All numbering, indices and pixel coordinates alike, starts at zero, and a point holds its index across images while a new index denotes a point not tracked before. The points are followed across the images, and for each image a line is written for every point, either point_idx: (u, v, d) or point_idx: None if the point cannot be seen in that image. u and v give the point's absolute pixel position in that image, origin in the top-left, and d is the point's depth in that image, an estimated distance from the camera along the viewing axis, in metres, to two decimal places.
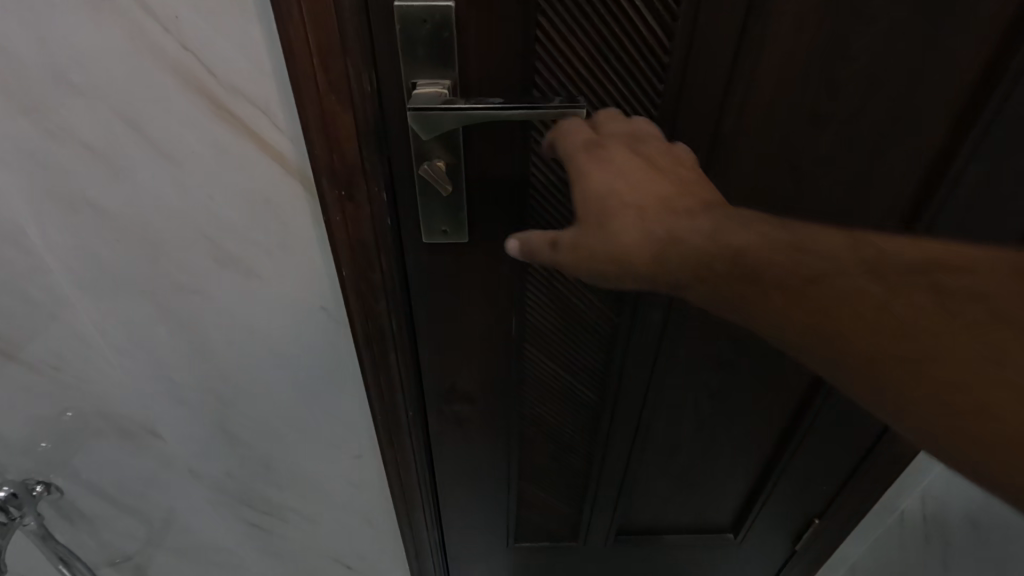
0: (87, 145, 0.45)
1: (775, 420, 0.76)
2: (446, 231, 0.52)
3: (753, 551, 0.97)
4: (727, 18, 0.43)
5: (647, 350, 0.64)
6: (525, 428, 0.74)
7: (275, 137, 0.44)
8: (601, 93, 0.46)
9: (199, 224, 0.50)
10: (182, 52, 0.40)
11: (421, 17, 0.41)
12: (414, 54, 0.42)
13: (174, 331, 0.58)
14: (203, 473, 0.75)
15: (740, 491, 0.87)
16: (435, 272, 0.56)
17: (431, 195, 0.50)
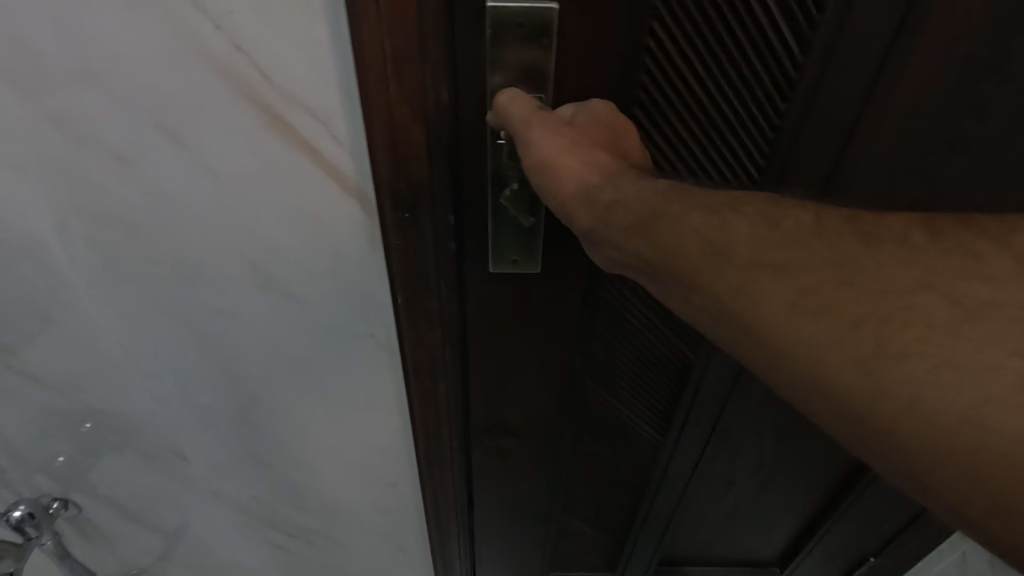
0: (120, 156, 0.39)
1: (843, 461, 0.70)
2: (516, 261, 0.48)
3: None
4: (871, 33, 0.41)
5: (715, 395, 0.61)
6: (576, 459, 0.71)
7: (334, 153, 0.39)
8: (717, 102, 0.44)
9: (240, 244, 0.44)
10: (236, 56, 0.35)
11: (517, 20, 0.37)
12: (505, 62, 0.38)
13: (207, 354, 0.53)
14: (228, 497, 0.71)
15: (791, 526, 0.84)
16: (496, 303, 0.51)
17: (504, 220, 0.45)
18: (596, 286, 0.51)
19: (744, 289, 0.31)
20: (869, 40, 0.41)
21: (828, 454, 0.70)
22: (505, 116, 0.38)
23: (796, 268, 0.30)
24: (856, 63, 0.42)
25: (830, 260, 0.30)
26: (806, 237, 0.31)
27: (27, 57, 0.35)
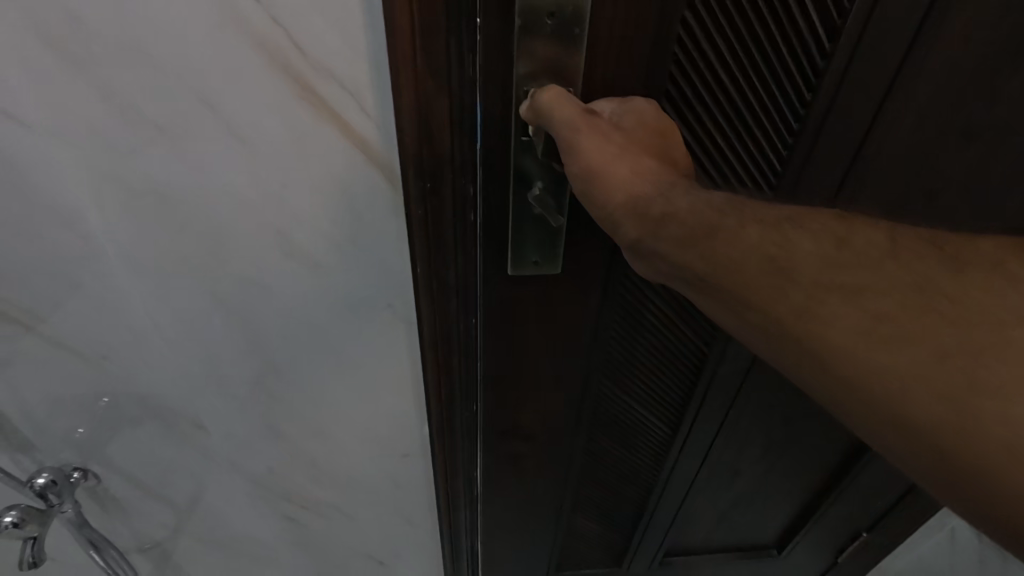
0: (156, 124, 0.41)
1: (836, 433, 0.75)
2: (537, 263, 0.51)
3: (795, 563, 0.99)
4: (896, 24, 0.45)
5: (725, 388, 0.69)
6: (588, 457, 0.77)
7: (362, 125, 0.41)
8: (744, 90, 0.46)
9: (268, 214, 0.46)
10: (273, 29, 0.37)
11: (549, 9, 0.39)
12: (536, 50, 0.40)
13: (232, 324, 0.55)
14: (245, 468, 0.73)
15: (788, 512, 0.89)
16: (517, 308, 0.56)
17: (526, 222, 0.48)
18: (616, 298, 0.57)
19: (815, 305, 0.30)
20: (892, 30, 0.45)
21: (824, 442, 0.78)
22: (556, 120, 0.39)
23: (867, 289, 0.30)
24: (871, 82, 0.47)
25: (901, 281, 0.30)
26: (875, 260, 0.31)
27: (75, 28, 0.37)
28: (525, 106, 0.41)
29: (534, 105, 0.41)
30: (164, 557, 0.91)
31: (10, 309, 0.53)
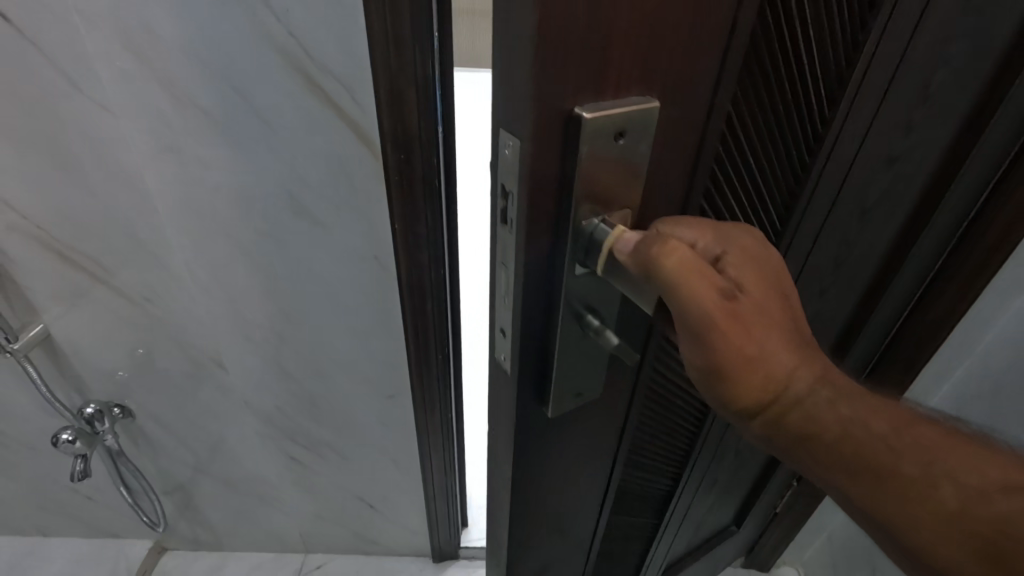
0: (202, 109, 0.56)
1: None
2: (578, 392, 0.41)
3: (747, 529, 1.11)
4: (882, 73, 0.46)
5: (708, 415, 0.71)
6: (610, 533, 0.70)
7: (353, 110, 0.56)
8: (760, 152, 0.44)
9: (282, 179, 0.61)
10: (289, 40, 0.52)
11: (612, 128, 0.29)
12: (596, 164, 0.30)
13: (250, 273, 0.70)
14: (257, 408, 0.87)
15: (742, 488, 0.99)
16: (556, 429, 0.44)
17: (575, 348, 0.38)
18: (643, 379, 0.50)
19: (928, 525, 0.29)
20: (881, 79, 0.47)
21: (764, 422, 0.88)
22: (686, 302, 0.30)
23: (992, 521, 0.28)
24: (857, 127, 0.49)
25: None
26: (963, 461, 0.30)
27: (149, 38, 0.52)
28: (621, 252, 0.32)
29: (641, 258, 0.31)
30: (184, 497, 1.05)
31: (82, 259, 0.69)
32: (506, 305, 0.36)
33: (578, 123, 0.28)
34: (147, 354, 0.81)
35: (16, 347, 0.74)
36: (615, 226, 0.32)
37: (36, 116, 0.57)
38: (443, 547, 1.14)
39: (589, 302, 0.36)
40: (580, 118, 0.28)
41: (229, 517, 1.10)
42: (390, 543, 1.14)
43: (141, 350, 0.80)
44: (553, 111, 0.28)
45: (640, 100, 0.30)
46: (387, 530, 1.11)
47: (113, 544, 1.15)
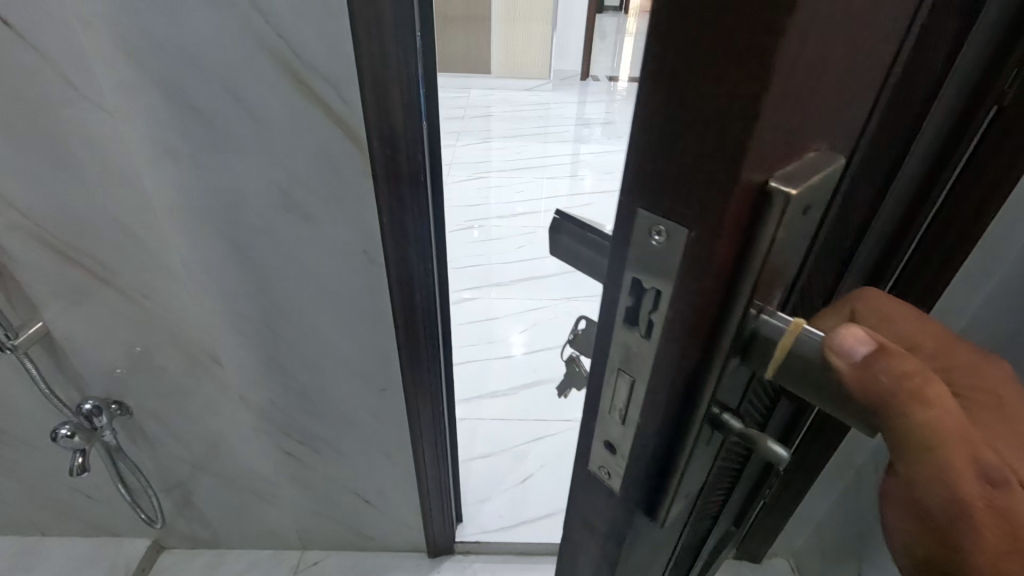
0: (195, 108, 0.58)
1: None
2: (689, 493, 0.34)
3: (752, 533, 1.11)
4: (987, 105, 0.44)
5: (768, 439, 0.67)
6: None
7: (340, 106, 0.58)
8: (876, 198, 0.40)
9: (274, 176, 0.64)
10: (279, 41, 0.55)
11: (804, 207, 0.23)
12: (780, 247, 0.24)
13: (244, 269, 0.72)
14: (252, 402, 0.89)
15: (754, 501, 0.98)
16: (661, 535, 0.38)
17: (702, 452, 0.32)
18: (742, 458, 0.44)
19: None
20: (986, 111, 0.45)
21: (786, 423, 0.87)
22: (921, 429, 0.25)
23: None
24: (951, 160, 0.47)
25: None
26: None
27: (144, 41, 0.54)
28: (844, 362, 0.25)
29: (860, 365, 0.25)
30: (182, 495, 1.07)
31: (80, 258, 0.72)
32: (621, 421, 0.32)
33: (778, 201, 0.22)
34: (144, 351, 0.83)
35: (17, 342, 0.76)
36: (791, 320, 0.26)
37: (36, 117, 0.60)
38: (438, 542, 1.15)
39: (725, 401, 0.30)
40: (780, 192, 0.22)
41: (226, 514, 1.11)
42: (385, 538, 1.16)
43: (138, 348, 0.82)
44: (747, 186, 0.21)
45: (828, 163, 0.24)
46: (382, 526, 1.12)
47: (112, 543, 1.17)
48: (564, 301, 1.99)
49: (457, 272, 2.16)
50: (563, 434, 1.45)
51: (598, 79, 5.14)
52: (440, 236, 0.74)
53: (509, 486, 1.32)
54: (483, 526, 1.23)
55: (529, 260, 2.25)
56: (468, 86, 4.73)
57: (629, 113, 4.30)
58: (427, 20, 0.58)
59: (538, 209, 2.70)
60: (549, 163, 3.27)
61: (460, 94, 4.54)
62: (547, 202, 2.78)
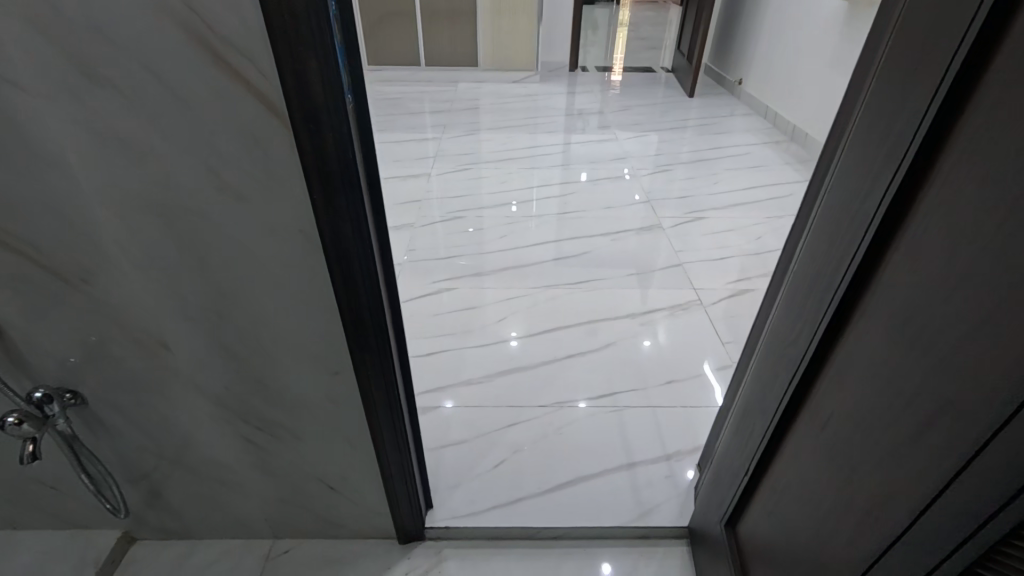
0: (112, 85, 0.58)
1: (766, 369, 0.83)
2: None
3: (714, 451, 1.16)
4: None
5: (822, 439, 0.68)
6: None
7: (258, 80, 0.57)
8: None
9: (200, 153, 0.63)
10: (190, 13, 0.54)
11: None
12: None
13: (181, 251, 0.72)
14: (207, 390, 0.89)
15: (731, 442, 0.98)
16: None
17: None
18: None
19: None
20: None
21: (760, 384, 0.85)
22: None
23: None
24: None
25: None
26: None
27: (54, 18, 0.54)
28: None
29: None
30: (149, 486, 1.07)
31: (17, 244, 0.71)
32: None
33: None
34: (98, 341, 0.83)
35: None
36: None
37: None
38: (407, 529, 1.15)
39: None
40: None
41: (196, 506, 1.11)
42: (356, 525, 1.15)
43: (93, 337, 0.82)
44: None
45: None
46: (351, 513, 1.12)
47: (83, 538, 1.17)
48: (544, 289, 1.98)
49: (441, 263, 2.15)
50: (538, 420, 1.45)
51: (587, 70, 5.11)
52: (381, 225, 0.76)
53: (483, 470, 1.31)
54: (454, 512, 1.22)
55: (510, 249, 2.24)
56: (455, 79, 4.71)
57: (617, 101, 4.28)
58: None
59: (523, 198, 2.69)
60: (535, 153, 3.26)
61: (448, 87, 4.53)
62: (533, 191, 2.77)
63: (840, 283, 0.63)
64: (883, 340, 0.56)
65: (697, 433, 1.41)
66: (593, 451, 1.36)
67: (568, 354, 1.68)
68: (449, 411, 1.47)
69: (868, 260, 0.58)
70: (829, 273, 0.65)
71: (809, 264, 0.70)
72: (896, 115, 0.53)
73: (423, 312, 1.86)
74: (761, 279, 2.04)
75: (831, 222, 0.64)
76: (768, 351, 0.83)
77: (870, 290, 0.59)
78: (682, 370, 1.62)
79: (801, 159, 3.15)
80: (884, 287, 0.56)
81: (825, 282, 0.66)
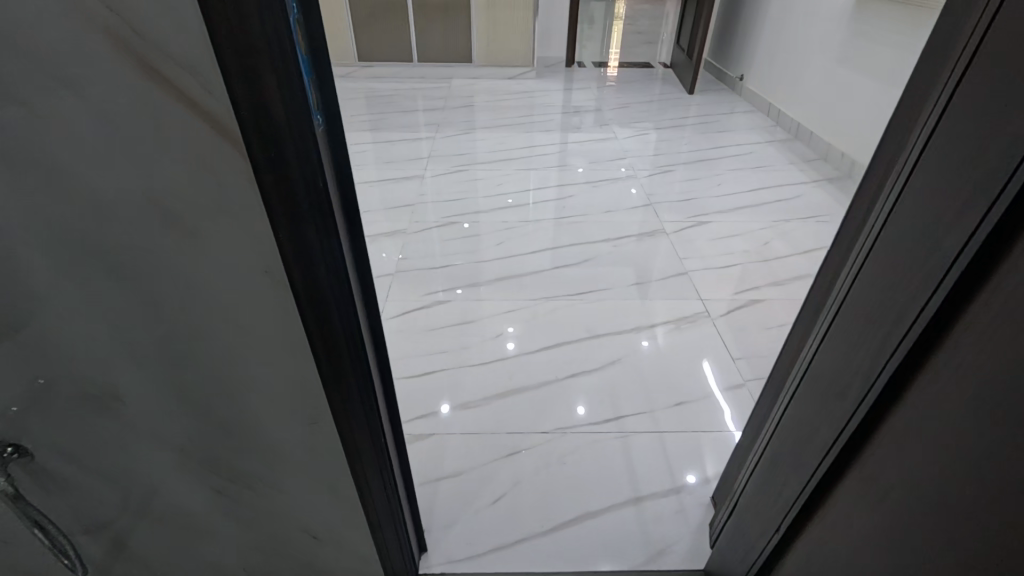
0: (29, 106, 0.48)
1: (800, 416, 0.74)
2: None
3: (731, 488, 1.08)
4: None
5: (875, 510, 0.59)
6: None
7: (202, 98, 0.47)
8: None
9: (141, 185, 0.53)
10: (112, 17, 0.43)
11: None
12: None
13: (129, 294, 0.61)
14: (169, 440, 0.79)
15: (755, 488, 0.89)
16: None
17: None
18: None
19: None
20: None
21: (791, 431, 0.76)
22: None
23: None
24: None
25: None
26: None
27: None
28: None
29: None
30: (112, 537, 0.96)
31: None
32: None
33: None
34: (46, 386, 0.71)
35: None
36: None
37: None
38: None
39: None
40: None
41: (165, 555, 1.01)
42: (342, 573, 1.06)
43: (41, 381, 0.71)
44: None
45: None
46: (336, 562, 1.03)
47: None
48: (543, 301, 1.89)
49: (435, 272, 2.05)
50: (539, 447, 1.35)
51: (585, 65, 4.99)
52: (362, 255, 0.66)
53: (480, 506, 1.22)
54: (449, 555, 1.12)
55: (508, 257, 2.14)
56: (450, 75, 4.59)
57: (615, 98, 4.17)
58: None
59: (520, 202, 2.59)
60: (533, 153, 3.15)
61: (442, 83, 4.41)
62: (531, 195, 2.66)
63: (899, 334, 0.54)
64: (962, 408, 0.47)
65: (708, 462, 1.32)
66: (598, 482, 1.27)
67: (570, 373, 1.58)
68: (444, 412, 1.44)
69: (940, 311, 0.49)
70: (883, 321, 0.56)
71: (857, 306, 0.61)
72: (988, 142, 0.43)
73: (416, 327, 1.76)
74: (769, 289, 1.95)
75: (885, 262, 0.55)
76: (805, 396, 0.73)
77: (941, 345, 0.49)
78: (690, 391, 1.52)
79: (806, 159, 3.06)
80: (964, 344, 0.47)
81: (877, 330, 0.57)
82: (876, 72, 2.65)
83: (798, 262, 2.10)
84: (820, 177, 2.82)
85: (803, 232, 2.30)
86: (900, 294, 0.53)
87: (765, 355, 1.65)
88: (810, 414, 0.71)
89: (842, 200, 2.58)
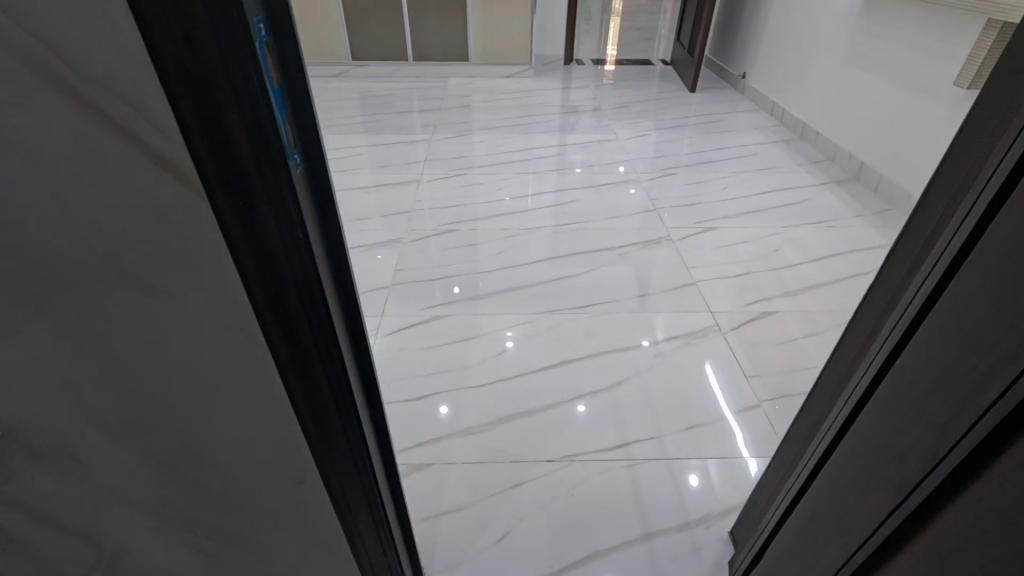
0: None
1: (845, 470, 0.67)
2: None
3: (756, 525, 1.01)
4: None
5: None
6: None
7: (154, 143, 0.38)
8: None
9: (85, 239, 0.44)
10: (38, 46, 0.35)
11: None
12: None
13: (82, 355, 0.53)
14: (140, 503, 0.70)
15: (791, 537, 0.82)
16: None
17: None
18: None
19: None
20: None
21: (835, 485, 0.69)
22: None
23: None
24: None
25: None
26: None
27: None
28: None
29: None
30: None
31: None
32: None
33: None
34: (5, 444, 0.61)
35: None
36: None
37: None
38: None
39: None
40: None
41: None
42: None
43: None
44: None
45: None
46: None
47: None
48: (546, 315, 1.81)
49: (433, 285, 1.96)
50: (544, 478, 1.28)
51: (583, 63, 4.90)
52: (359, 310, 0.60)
53: (484, 544, 1.15)
54: None
55: (508, 268, 2.06)
56: (445, 74, 4.49)
57: (614, 98, 4.08)
58: (287, 41, 0.40)
59: (520, 207, 2.51)
60: (531, 156, 3.06)
61: (437, 83, 4.31)
62: (531, 200, 2.58)
63: (979, 404, 0.46)
64: None
65: (723, 492, 1.25)
66: (609, 516, 1.20)
67: (575, 394, 1.51)
68: (444, 416, 1.43)
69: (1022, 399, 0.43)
70: (957, 386, 0.48)
71: (908, 370, 0.55)
72: None
73: (413, 344, 1.67)
74: (780, 300, 1.88)
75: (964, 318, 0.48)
76: (843, 450, 0.68)
77: (1013, 444, 0.44)
78: (701, 413, 1.45)
79: (812, 160, 2.98)
80: None
81: (949, 394, 0.49)
82: (884, 72, 2.57)
83: (809, 271, 2.03)
84: (828, 179, 2.74)
85: (812, 239, 2.23)
86: (981, 359, 0.46)
87: (779, 372, 1.58)
88: (858, 471, 0.64)
89: (852, 204, 2.51)
